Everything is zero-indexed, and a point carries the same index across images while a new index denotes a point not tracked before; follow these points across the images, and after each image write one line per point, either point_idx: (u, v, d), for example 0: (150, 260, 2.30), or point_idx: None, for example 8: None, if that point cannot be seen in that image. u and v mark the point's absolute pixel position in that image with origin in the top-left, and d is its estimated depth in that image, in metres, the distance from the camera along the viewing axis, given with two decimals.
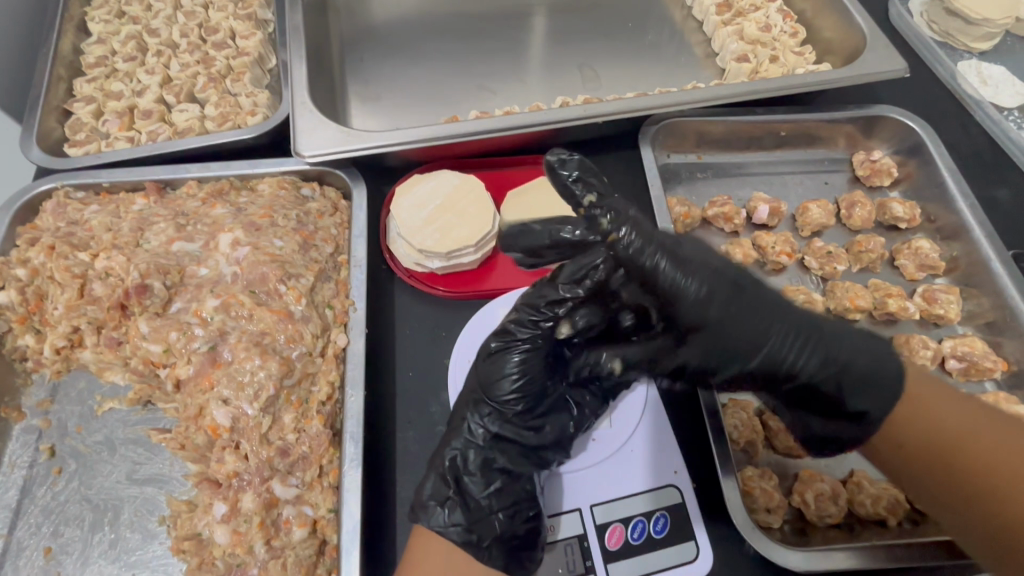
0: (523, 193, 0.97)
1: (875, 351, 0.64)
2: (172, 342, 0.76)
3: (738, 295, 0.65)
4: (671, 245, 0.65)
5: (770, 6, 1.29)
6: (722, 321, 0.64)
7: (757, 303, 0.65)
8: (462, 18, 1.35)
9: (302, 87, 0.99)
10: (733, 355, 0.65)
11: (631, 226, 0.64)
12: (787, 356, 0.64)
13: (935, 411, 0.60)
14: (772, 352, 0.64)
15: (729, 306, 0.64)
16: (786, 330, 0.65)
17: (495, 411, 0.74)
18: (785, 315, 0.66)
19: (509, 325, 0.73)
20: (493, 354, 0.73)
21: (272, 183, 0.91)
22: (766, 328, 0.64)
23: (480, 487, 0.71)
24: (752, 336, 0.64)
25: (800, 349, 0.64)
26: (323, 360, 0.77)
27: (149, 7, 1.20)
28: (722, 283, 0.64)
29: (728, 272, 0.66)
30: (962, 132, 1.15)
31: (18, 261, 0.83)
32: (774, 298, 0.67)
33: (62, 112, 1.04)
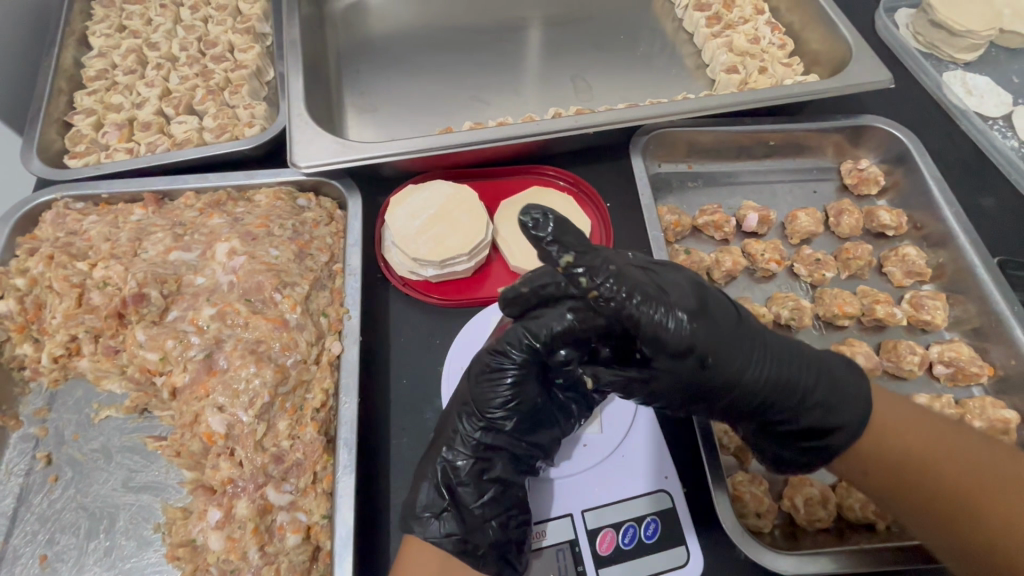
0: (516, 203, 0.99)
1: (849, 389, 0.66)
2: (169, 350, 0.77)
3: (721, 333, 0.63)
4: (650, 290, 0.62)
5: (760, 18, 1.31)
6: (705, 361, 0.62)
7: (738, 343, 0.64)
8: (457, 31, 1.38)
9: (299, 99, 1.00)
10: (711, 391, 0.65)
11: (610, 279, 0.61)
12: (765, 392, 0.65)
13: (907, 439, 0.63)
14: (749, 389, 0.65)
15: (713, 346, 0.63)
16: (764, 370, 0.65)
17: (487, 425, 0.73)
18: (765, 353, 0.66)
19: (503, 345, 0.70)
20: (488, 373, 0.72)
21: (268, 194, 0.93)
22: (744, 369, 0.64)
23: (473, 497, 0.71)
24: (732, 377, 0.64)
25: (777, 385, 0.65)
26: (317, 367, 0.78)
27: (149, 21, 1.22)
28: (702, 325, 0.62)
29: (713, 313, 0.64)
30: (948, 141, 1.17)
31: (18, 271, 0.84)
32: (755, 333, 0.66)
33: (63, 125, 1.06)
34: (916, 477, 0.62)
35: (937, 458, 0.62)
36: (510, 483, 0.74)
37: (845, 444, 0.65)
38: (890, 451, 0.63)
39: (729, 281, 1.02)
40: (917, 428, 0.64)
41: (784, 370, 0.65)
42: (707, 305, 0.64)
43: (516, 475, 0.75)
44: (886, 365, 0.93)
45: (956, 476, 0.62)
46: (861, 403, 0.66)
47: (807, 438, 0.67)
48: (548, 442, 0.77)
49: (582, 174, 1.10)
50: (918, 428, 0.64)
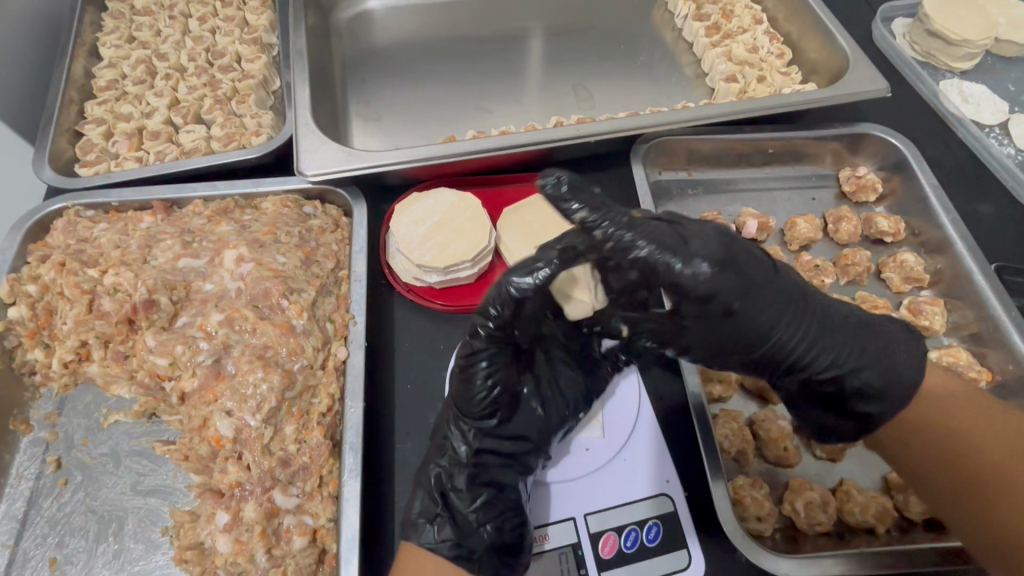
0: (518, 210, 1.00)
1: (889, 355, 0.67)
2: (178, 355, 0.78)
3: (755, 288, 0.65)
4: (675, 238, 0.63)
5: (758, 27, 1.33)
6: (732, 313, 0.64)
7: (770, 299, 0.66)
8: (460, 41, 1.40)
9: (305, 108, 1.02)
10: (744, 345, 0.67)
11: (624, 229, 0.64)
12: (799, 351, 0.67)
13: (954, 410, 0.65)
14: (783, 346, 0.67)
15: (743, 299, 0.64)
16: (798, 329, 0.67)
17: (473, 427, 0.76)
18: (801, 313, 0.67)
19: (471, 337, 0.72)
20: (463, 367, 0.73)
21: (275, 202, 0.95)
22: (777, 325, 0.66)
23: (466, 503, 0.73)
24: (762, 331, 0.66)
25: (810, 344, 0.67)
26: (323, 372, 0.80)
27: (159, 32, 1.25)
28: (727, 275, 0.62)
29: (746, 269, 0.64)
30: (945, 149, 1.19)
31: (30, 278, 0.86)
32: (793, 293, 0.68)
33: (73, 134, 1.08)
34: (959, 448, 0.64)
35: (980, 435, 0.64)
36: (513, 487, 0.75)
37: (888, 409, 0.66)
38: (931, 419, 0.65)
39: None
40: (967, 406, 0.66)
41: (819, 330, 0.68)
42: (740, 259, 0.64)
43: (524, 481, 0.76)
44: None
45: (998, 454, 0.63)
46: (902, 368, 0.66)
47: (849, 404, 0.68)
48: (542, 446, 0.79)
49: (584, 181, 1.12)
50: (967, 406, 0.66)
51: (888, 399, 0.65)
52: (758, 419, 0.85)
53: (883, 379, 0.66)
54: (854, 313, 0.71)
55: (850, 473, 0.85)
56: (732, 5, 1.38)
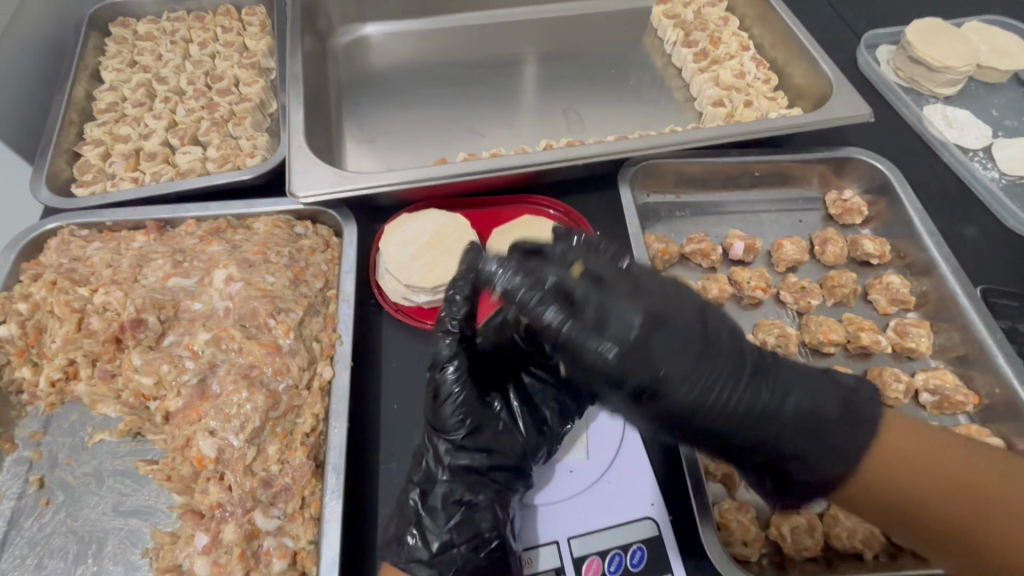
0: (506, 232, 1.03)
1: (827, 396, 0.60)
2: (163, 374, 0.78)
3: (693, 348, 0.57)
4: (593, 301, 0.56)
5: (745, 54, 1.36)
6: (667, 385, 0.56)
7: (700, 359, 0.57)
8: (453, 66, 1.44)
9: (299, 131, 1.05)
10: (680, 420, 0.58)
11: (534, 295, 0.56)
12: (736, 421, 0.58)
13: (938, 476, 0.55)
14: (720, 416, 0.57)
15: (677, 370, 0.56)
16: (738, 394, 0.57)
17: (445, 447, 0.76)
18: (739, 372, 0.58)
19: (446, 370, 0.77)
20: (433, 393, 0.77)
21: (267, 222, 0.96)
22: (711, 392, 0.56)
23: (439, 522, 0.73)
24: (699, 401, 0.56)
25: (750, 406, 0.57)
26: (309, 393, 0.80)
27: (160, 56, 1.28)
28: (667, 338, 0.56)
29: (674, 321, 0.57)
30: (930, 172, 1.21)
31: (21, 296, 0.87)
32: (721, 349, 0.59)
33: (72, 154, 1.10)
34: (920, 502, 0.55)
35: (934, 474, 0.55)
36: (478, 506, 0.74)
37: (837, 470, 0.57)
38: (924, 493, 0.55)
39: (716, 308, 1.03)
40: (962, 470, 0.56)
41: (759, 390, 0.58)
42: (663, 315, 0.57)
43: (484, 496, 0.75)
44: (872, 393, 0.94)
45: (1008, 536, 0.54)
46: (860, 435, 0.58)
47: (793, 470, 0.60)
48: (509, 456, 0.78)
49: (573, 202, 1.14)
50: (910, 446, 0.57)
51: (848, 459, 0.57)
52: None
53: (826, 426, 0.58)
54: (811, 372, 0.62)
55: None
56: (719, 32, 1.41)
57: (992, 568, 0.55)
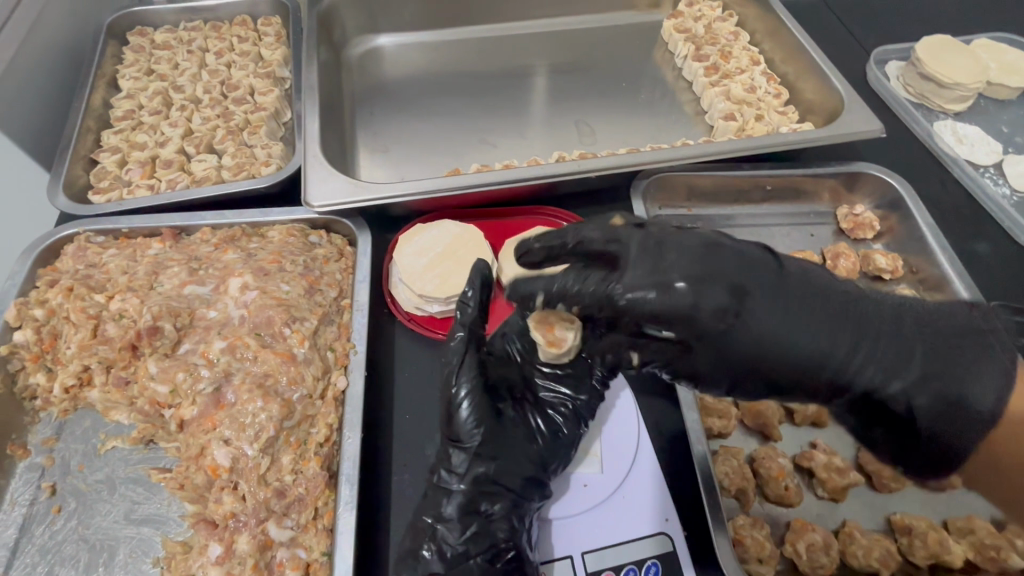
0: (519, 243, 1.03)
1: (926, 319, 0.65)
2: (179, 383, 0.78)
3: (775, 291, 0.65)
4: (653, 256, 0.65)
5: (755, 68, 1.37)
6: (757, 329, 0.64)
7: (785, 295, 0.65)
8: (466, 77, 1.45)
9: (315, 141, 1.05)
10: (790, 363, 0.65)
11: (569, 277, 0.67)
12: (850, 357, 0.63)
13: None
14: (821, 353, 0.64)
15: (768, 310, 0.64)
16: (831, 325, 0.64)
17: (459, 455, 0.75)
18: (838, 311, 0.65)
19: (454, 381, 0.78)
20: (445, 404, 0.77)
21: (282, 231, 0.97)
22: (804, 328, 0.64)
23: (455, 534, 0.71)
24: (794, 340, 0.64)
25: (844, 339, 0.63)
26: (323, 402, 0.80)
27: (177, 65, 1.29)
28: (749, 287, 0.64)
29: (749, 275, 0.65)
30: (941, 188, 1.21)
31: (37, 302, 0.87)
32: (809, 290, 0.66)
33: (89, 161, 1.11)
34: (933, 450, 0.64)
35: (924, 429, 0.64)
36: (494, 518, 0.73)
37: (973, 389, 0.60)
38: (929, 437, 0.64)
39: None
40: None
41: (854, 324, 0.64)
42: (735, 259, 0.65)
43: (500, 506, 0.74)
44: None
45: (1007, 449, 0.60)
46: (980, 349, 0.61)
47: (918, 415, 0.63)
48: (523, 463, 0.77)
49: (585, 214, 1.14)
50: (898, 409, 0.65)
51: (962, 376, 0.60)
52: (760, 456, 0.85)
53: (941, 346, 0.63)
54: (909, 306, 0.68)
55: (854, 516, 0.84)
56: (730, 46, 1.42)
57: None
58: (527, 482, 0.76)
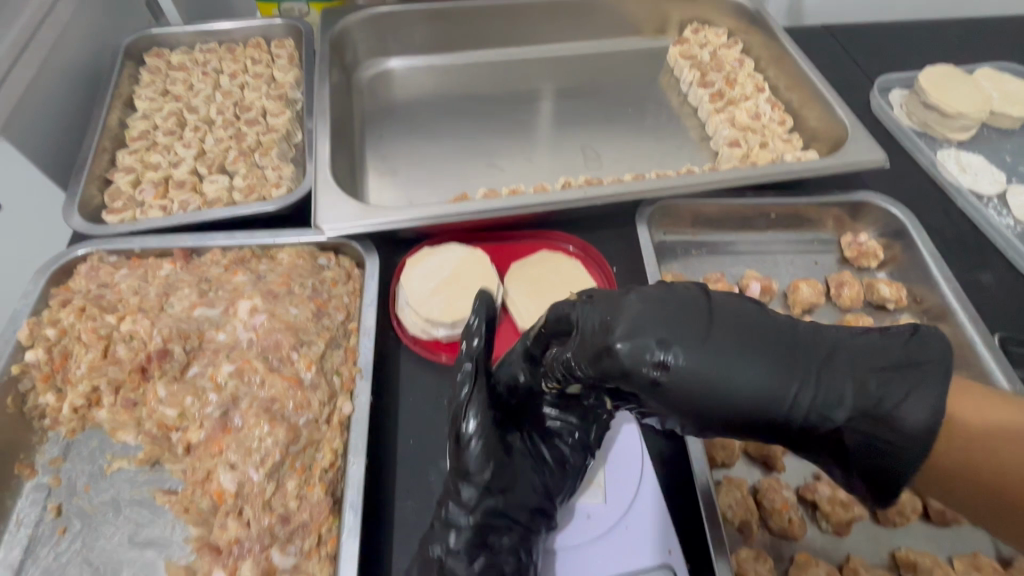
0: (525, 268, 1.04)
1: (873, 351, 0.61)
2: (187, 407, 0.80)
3: (709, 331, 0.62)
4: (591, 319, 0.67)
5: (760, 95, 1.39)
6: (701, 375, 0.60)
7: (715, 338, 0.61)
8: (474, 100, 1.47)
9: (326, 165, 1.07)
10: (732, 411, 0.60)
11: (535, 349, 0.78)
12: (789, 397, 0.59)
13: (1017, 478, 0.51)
14: (758, 392, 0.60)
15: (704, 354, 0.60)
16: (761, 368, 0.60)
17: (467, 489, 0.75)
18: (775, 347, 0.61)
19: (464, 414, 0.78)
20: (455, 437, 0.77)
21: (291, 253, 0.98)
22: (733, 373, 0.60)
23: (464, 566, 0.72)
24: (735, 384, 0.60)
25: (778, 386, 0.59)
26: (328, 427, 0.80)
27: (191, 87, 1.32)
28: (683, 330, 0.62)
29: (679, 315, 0.63)
30: (944, 217, 1.22)
31: (49, 321, 0.88)
32: (744, 326, 0.62)
33: (103, 181, 1.13)
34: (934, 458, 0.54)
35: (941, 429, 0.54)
36: (502, 552, 0.74)
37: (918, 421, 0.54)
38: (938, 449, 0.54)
39: None
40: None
41: (787, 363, 0.60)
42: (652, 303, 0.64)
43: (508, 539, 0.75)
44: None
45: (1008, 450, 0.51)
46: (923, 376, 0.56)
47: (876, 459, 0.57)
48: (529, 495, 0.78)
49: (591, 239, 1.15)
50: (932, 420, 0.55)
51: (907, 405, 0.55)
52: (763, 487, 0.85)
53: (890, 376, 0.58)
54: (843, 334, 0.64)
55: (857, 550, 0.84)
56: (735, 73, 1.44)
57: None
58: (535, 514, 0.77)
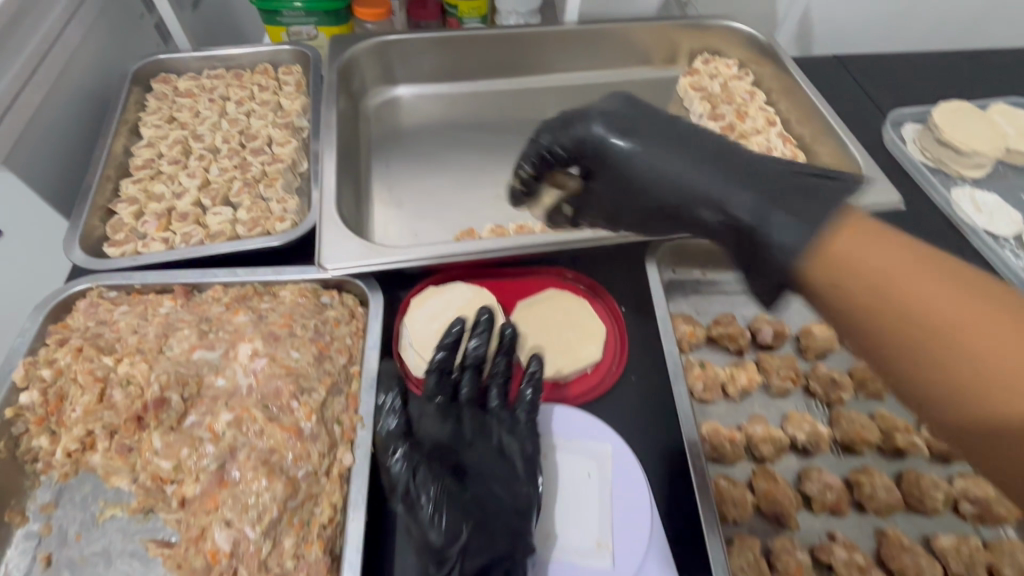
0: (532, 307, 1.03)
1: (806, 188, 0.65)
2: (184, 458, 0.77)
3: (635, 124, 0.77)
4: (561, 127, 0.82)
5: (772, 129, 1.37)
6: (637, 160, 0.75)
7: (656, 135, 0.75)
8: (481, 128, 1.46)
9: (331, 199, 1.06)
10: (652, 180, 0.75)
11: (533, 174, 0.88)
12: (698, 182, 0.71)
13: (895, 288, 0.54)
14: (678, 175, 0.72)
15: (648, 140, 0.75)
16: (711, 173, 0.70)
17: (441, 557, 0.75)
18: (695, 138, 0.74)
19: (406, 486, 0.77)
20: (409, 510, 0.76)
21: (293, 290, 0.96)
22: (668, 161, 0.73)
23: None
24: (652, 175, 0.74)
25: (701, 182, 0.71)
26: (328, 479, 0.78)
27: (197, 113, 1.31)
28: (633, 128, 0.77)
29: (636, 122, 0.77)
30: (960, 258, 1.19)
31: (45, 362, 0.87)
32: (679, 128, 0.76)
33: (106, 211, 1.11)
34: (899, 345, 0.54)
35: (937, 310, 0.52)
36: None
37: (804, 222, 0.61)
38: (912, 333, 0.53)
39: (745, 398, 1.00)
40: (910, 271, 0.54)
41: (717, 166, 0.71)
42: (657, 119, 0.77)
43: None
44: (908, 499, 0.90)
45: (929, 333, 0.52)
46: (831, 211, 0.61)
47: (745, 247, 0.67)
48: (504, 535, 0.77)
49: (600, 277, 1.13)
50: (947, 297, 0.52)
51: (781, 226, 0.62)
52: (774, 549, 0.84)
53: (795, 189, 0.65)
54: (798, 168, 0.70)
55: None
56: (746, 105, 1.43)
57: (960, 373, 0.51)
58: (517, 548, 0.77)
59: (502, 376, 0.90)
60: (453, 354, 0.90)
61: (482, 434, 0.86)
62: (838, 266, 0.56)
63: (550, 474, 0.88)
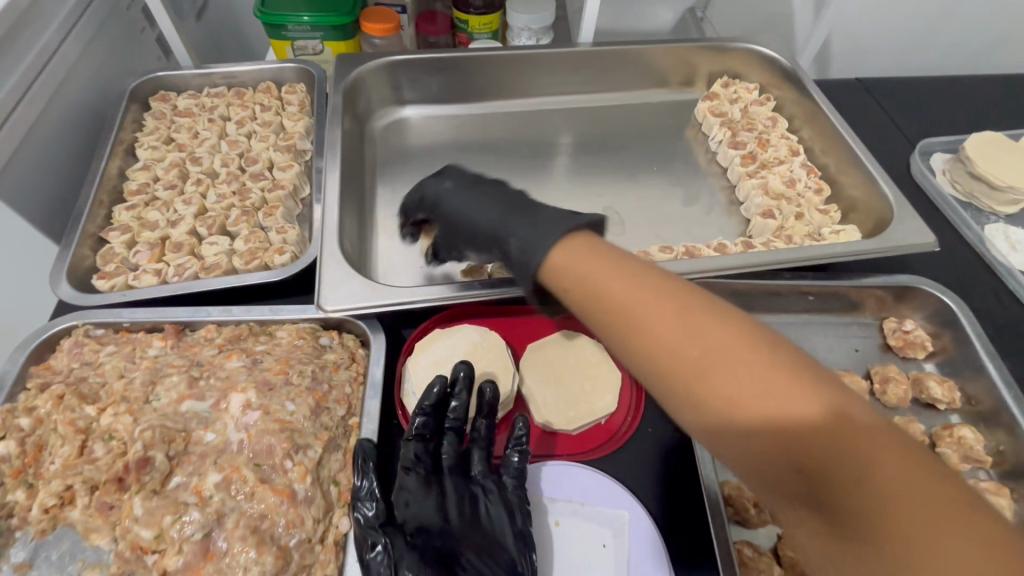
0: (543, 350, 0.98)
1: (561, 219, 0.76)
2: (166, 527, 0.71)
3: (468, 183, 0.92)
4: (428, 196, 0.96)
5: (794, 159, 1.31)
6: (453, 209, 0.90)
7: (476, 190, 0.90)
8: (490, 151, 1.41)
9: (333, 230, 0.99)
10: (466, 226, 0.88)
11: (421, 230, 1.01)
12: (492, 224, 0.83)
13: (591, 289, 0.67)
14: (479, 220, 0.86)
15: (463, 193, 0.90)
16: (490, 208, 0.86)
17: None
18: (502, 192, 0.87)
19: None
20: None
21: (290, 331, 0.91)
22: (474, 210, 0.87)
23: None
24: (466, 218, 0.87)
25: (493, 225, 0.83)
26: (322, 547, 0.73)
27: (196, 134, 1.26)
28: (463, 186, 0.91)
29: (469, 183, 0.92)
30: (995, 300, 1.13)
31: (24, 410, 0.81)
32: (492, 186, 0.89)
33: (97, 239, 1.06)
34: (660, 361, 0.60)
35: (666, 328, 0.60)
36: None
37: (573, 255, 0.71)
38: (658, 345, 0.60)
39: None
40: (634, 293, 0.64)
41: (511, 211, 0.83)
42: (465, 173, 0.94)
43: None
44: None
45: (663, 337, 0.60)
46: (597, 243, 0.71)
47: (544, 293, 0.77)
48: None
49: None
50: (674, 319, 0.60)
51: (521, 246, 0.76)
52: None
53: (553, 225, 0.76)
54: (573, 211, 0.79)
55: None
56: (767, 133, 1.37)
57: (687, 373, 0.58)
58: None
59: (485, 440, 0.83)
60: (432, 419, 0.81)
61: (469, 510, 0.77)
62: (556, 273, 0.72)
63: (546, 542, 0.81)
